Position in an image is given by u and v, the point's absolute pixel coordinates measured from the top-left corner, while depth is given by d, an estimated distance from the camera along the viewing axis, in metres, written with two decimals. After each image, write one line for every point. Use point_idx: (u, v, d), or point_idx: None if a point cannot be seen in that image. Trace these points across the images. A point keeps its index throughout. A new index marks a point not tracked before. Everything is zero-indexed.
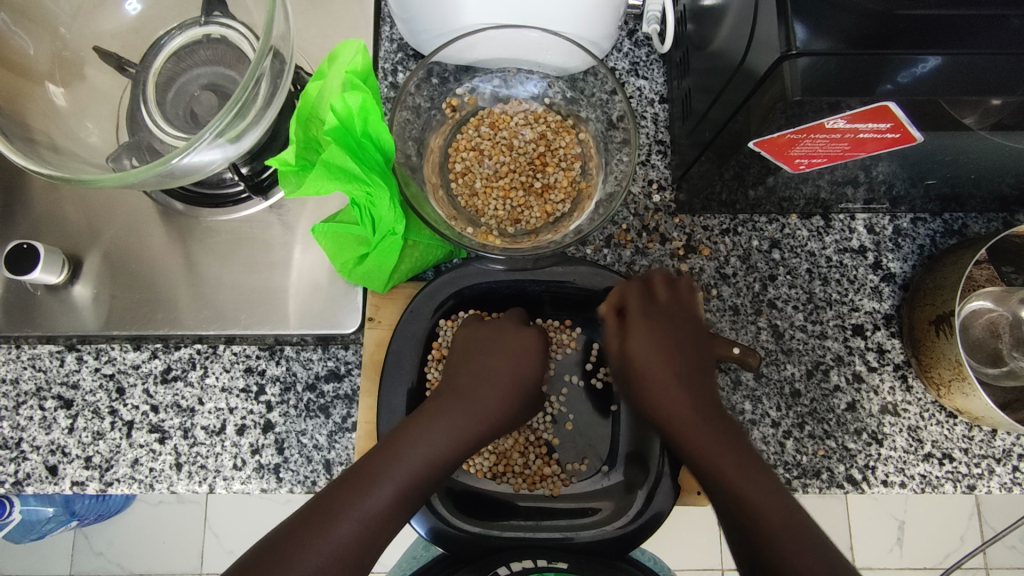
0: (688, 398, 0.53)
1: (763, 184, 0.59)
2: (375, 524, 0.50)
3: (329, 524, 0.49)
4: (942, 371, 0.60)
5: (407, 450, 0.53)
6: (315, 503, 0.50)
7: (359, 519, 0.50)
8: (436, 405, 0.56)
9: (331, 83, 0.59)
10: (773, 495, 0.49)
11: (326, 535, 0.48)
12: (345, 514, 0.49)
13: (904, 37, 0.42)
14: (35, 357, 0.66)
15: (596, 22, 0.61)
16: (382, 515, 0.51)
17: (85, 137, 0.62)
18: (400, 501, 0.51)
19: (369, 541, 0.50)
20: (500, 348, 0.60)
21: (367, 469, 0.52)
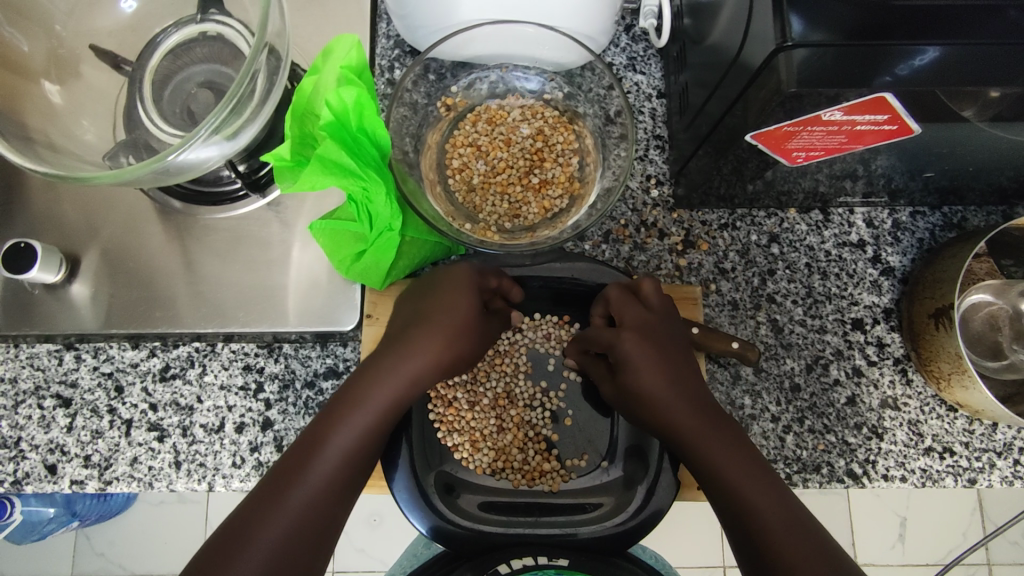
0: (678, 402, 0.55)
1: (761, 178, 0.59)
2: (328, 491, 0.51)
3: (274, 509, 0.49)
4: (941, 364, 0.60)
5: (351, 414, 0.53)
6: (267, 480, 0.50)
7: (309, 489, 0.50)
8: (379, 363, 0.56)
9: (325, 77, 0.59)
10: (765, 486, 0.51)
11: (277, 510, 0.49)
12: (296, 485, 0.50)
13: (901, 29, 0.42)
14: (33, 356, 0.66)
15: (592, 16, 0.61)
16: (322, 491, 0.50)
17: (81, 135, 0.62)
18: (347, 466, 0.52)
19: (326, 510, 0.50)
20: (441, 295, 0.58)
21: (312, 438, 0.52)
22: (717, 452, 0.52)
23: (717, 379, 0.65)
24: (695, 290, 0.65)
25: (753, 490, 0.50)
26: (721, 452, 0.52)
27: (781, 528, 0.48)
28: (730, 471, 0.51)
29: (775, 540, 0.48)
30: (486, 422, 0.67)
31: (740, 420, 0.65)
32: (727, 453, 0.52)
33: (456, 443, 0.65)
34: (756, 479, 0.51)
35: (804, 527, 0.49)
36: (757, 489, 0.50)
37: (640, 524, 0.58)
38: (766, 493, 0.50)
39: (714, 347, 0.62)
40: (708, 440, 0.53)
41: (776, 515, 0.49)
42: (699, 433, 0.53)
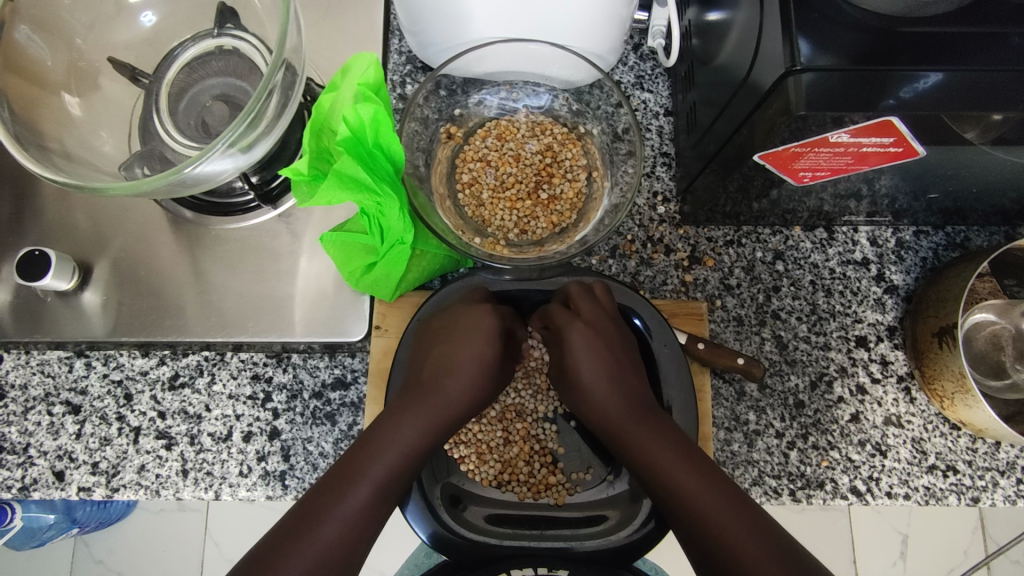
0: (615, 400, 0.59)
1: (767, 197, 0.60)
2: (358, 523, 0.52)
3: (314, 524, 0.51)
4: (945, 383, 0.61)
5: (380, 451, 0.55)
6: (298, 509, 0.51)
7: (341, 519, 0.52)
8: (399, 409, 0.58)
9: (343, 95, 0.60)
10: (721, 496, 0.51)
11: (310, 539, 0.50)
12: (327, 515, 0.51)
13: (906, 54, 0.43)
14: (44, 363, 0.67)
15: (602, 36, 0.62)
16: (363, 512, 0.53)
17: (98, 146, 0.63)
18: (378, 497, 0.54)
19: (357, 537, 0.52)
20: (462, 341, 0.61)
21: (340, 474, 0.54)
22: (650, 442, 0.55)
23: (721, 395, 0.66)
24: (700, 306, 0.66)
25: (693, 478, 0.52)
26: (651, 447, 0.55)
27: (715, 508, 0.50)
28: (660, 459, 0.54)
29: (714, 528, 0.50)
30: (492, 434, 0.67)
31: (745, 435, 0.65)
32: (659, 445, 0.54)
33: (462, 455, 0.66)
34: (687, 463, 0.53)
35: (740, 503, 0.51)
36: (690, 475, 0.52)
37: (645, 537, 0.58)
38: (699, 480, 0.52)
39: (718, 363, 0.63)
40: (638, 435, 0.56)
41: (715, 502, 0.51)
42: (626, 421, 0.57)
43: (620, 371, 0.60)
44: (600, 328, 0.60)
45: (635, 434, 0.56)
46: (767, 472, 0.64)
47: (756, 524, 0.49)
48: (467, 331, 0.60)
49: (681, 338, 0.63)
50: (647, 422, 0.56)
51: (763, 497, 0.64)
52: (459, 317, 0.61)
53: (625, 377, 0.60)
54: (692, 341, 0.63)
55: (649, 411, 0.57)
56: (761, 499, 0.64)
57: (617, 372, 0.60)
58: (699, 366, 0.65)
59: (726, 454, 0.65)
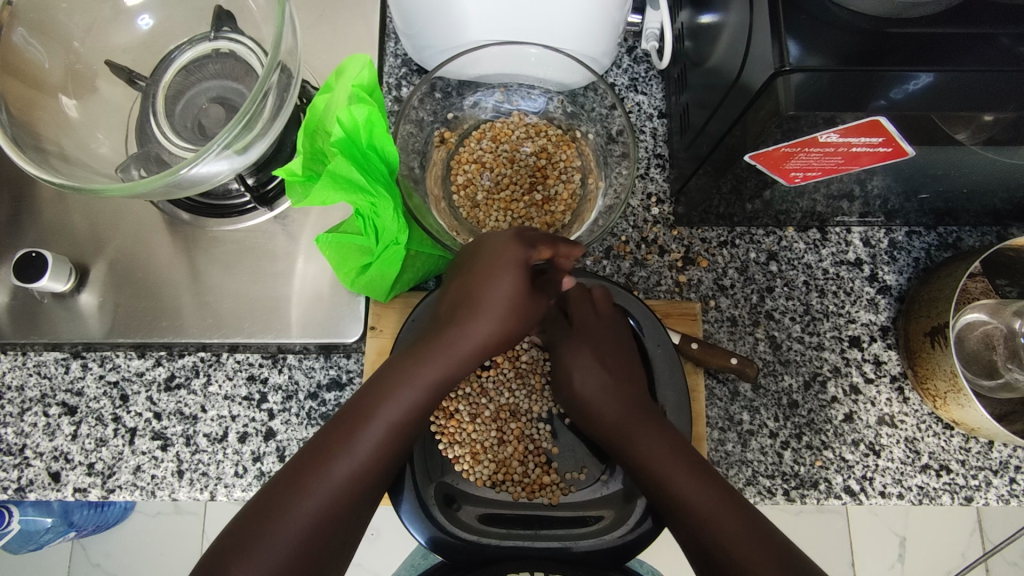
0: (611, 401, 0.61)
1: (760, 198, 0.61)
2: (341, 499, 0.52)
3: (295, 499, 0.51)
4: (937, 383, 0.61)
5: (377, 412, 0.53)
6: (263, 497, 0.51)
7: (325, 493, 0.51)
8: (400, 365, 0.55)
9: (337, 96, 0.61)
10: (716, 493, 0.54)
11: (285, 517, 0.50)
12: (305, 491, 0.51)
13: (895, 55, 0.44)
14: (40, 364, 0.67)
15: (596, 39, 0.62)
16: (353, 480, 0.52)
17: (96, 148, 0.64)
18: (370, 465, 0.53)
19: (343, 508, 0.52)
20: (484, 277, 0.54)
21: (332, 437, 0.53)
22: (644, 441, 0.57)
23: (715, 395, 0.66)
24: (694, 306, 0.66)
25: (694, 480, 0.55)
26: (656, 453, 0.56)
27: (713, 512, 0.53)
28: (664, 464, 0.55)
29: (711, 531, 0.53)
30: (487, 434, 0.67)
31: (739, 435, 0.65)
32: (662, 449, 0.56)
33: (456, 455, 0.66)
34: (690, 469, 0.55)
35: (736, 503, 0.54)
36: (691, 478, 0.55)
37: (637, 538, 0.59)
38: (689, 475, 0.55)
39: (712, 363, 0.63)
40: (644, 440, 0.57)
41: (713, 505, 0.54)
42: (624, 423, 0.59)
43: (614, 373, 0.63)
44: (591, 334, 0.64)
45: (639, 439, 0.58)
46: (761, 471, 0.65)
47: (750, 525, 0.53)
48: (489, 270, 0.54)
49: (675, 338, 0.63)
50: (654, 429, 0.58)
51: (757, 496, 0.64)
52: (484, 248, 0.54)
53: (621, 381, 0.62)
54: (685, 341, 0.63)
55: (654, 418, 0.59)
56: (756, 499, 0.64)
57: (616, 380, 0.62)
58: (692, 366, 0.65)
59: (720, 454, 0.65)
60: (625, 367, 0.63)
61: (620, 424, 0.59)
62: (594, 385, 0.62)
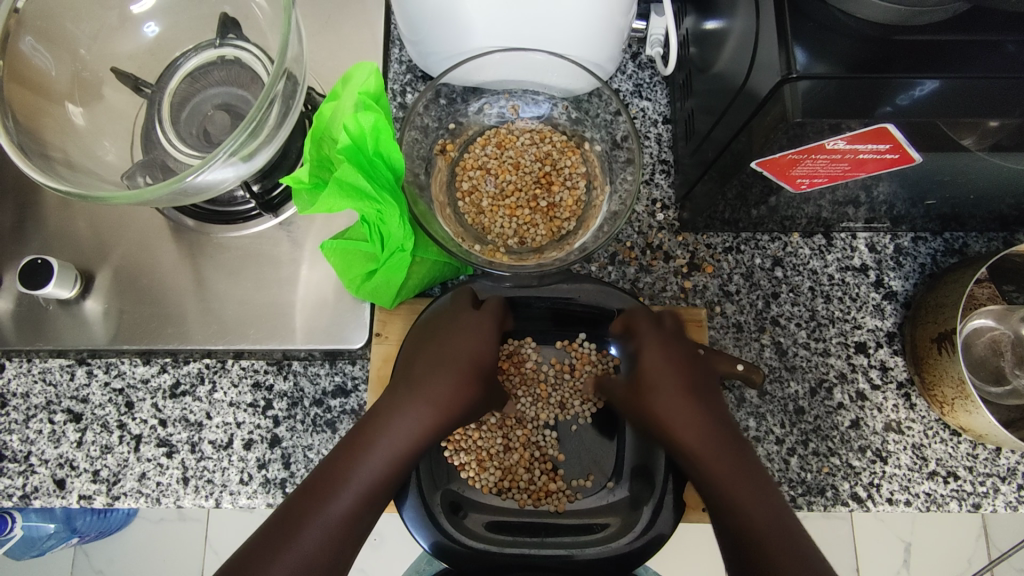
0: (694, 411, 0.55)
1: (766, 204, 0.60)
2: (341, 529, 0.51)
3: (297, 530, 0.49)
4: (944, 389, 0.61)
5: (366, 451, 0.54)
6: (278, 516, 0.50)
7: (324, 524, 0.50)
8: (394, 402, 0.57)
9: (343, 103, 0.61)
10: (776, 521, 0.49)
11: (291, 546, 0.48)
12: (308, 522, 0.50)
13: (901, 61, 0.44)
14: (46, 370, 0.67)
15: (601, 45, 0.62)
16: (345, 519, 0.51)
17: (102, 155, 0.64)
18: (362, 504, 0.52)
19: (340, 546, 0.50)
20: (460, 338, 0.60)
21: (326, 478, 0.52)
22: (706, 451, 0.53)
23: None
24: (699, 312, 0.66)
25: (746, 489, 0.51)
26: (718, 457, 0.52)
27: (762, 519, 0.49)
28: (725, 468, 0.52)
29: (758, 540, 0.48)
30: (492, 441, 0.67)
31: (745, 442, 0.65)
32: (725, 450, 0.53)
33: (462, 462, 0.65)
34: (746, 479, 0.51)
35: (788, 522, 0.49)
36: (745, 485, 0.51)
37: (645, 545, 0.58)
38: (750, 492, 0.51)
39: (718, 369, 0.63)
40: (710, 441, 0.53)
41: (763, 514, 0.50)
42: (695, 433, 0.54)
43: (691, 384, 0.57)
44: (677, 347, 0.58)
45: (701, 439, 0.54)
46: None
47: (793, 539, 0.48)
48: (463, 335, 0.60)
49: None
50: (724, 434, 0.54)
51: None
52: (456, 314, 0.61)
53: (699, 396, 0.56)
54: None
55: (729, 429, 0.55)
56: None
57: (689, 399, 0.56)
58: None
59: None
60: (701, 388, 0.57)
61: (691, 430, 0.54)
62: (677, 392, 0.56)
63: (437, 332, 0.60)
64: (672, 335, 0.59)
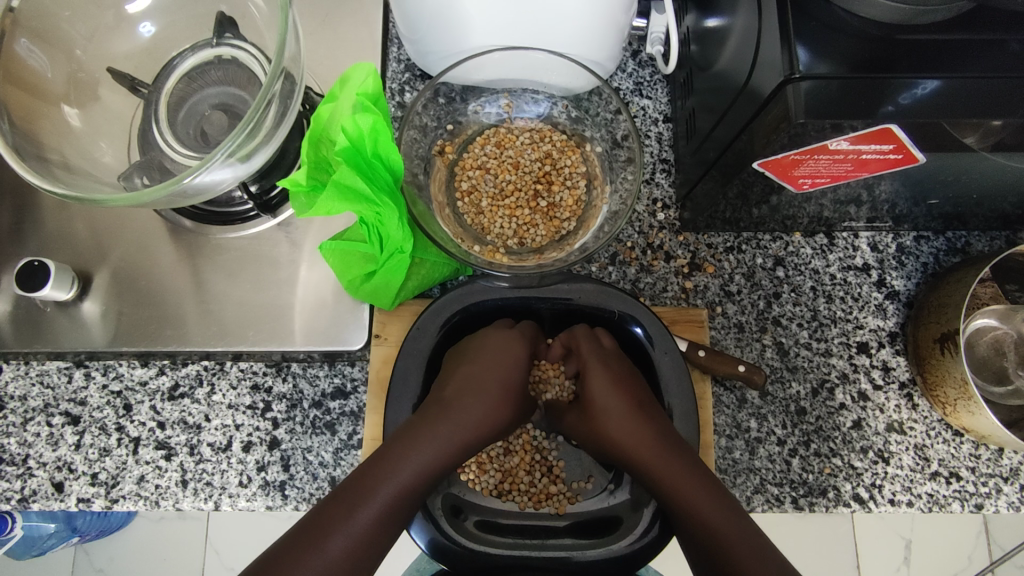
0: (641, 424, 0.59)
1: (767, 203, 0.60)
2: (366, 539, 0.52)
3: (324, 537, 0.51)
4: (947, 389, 0.60)
5: (395, 467, 0.55)
6: (306, 521, 0.52)
7: (349, 534, 0.52)
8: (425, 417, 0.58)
9: (341, 105, 0.60)
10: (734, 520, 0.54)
11: (317, 552, 0.50)
12: (335, 529, 0.51)
13: (904, 60, 0.43)
14: (43, 373, 0.67)
15: (601, 43, 0.62)
16: (369, 531, 0.53)
17: (98, 157, 0.63)
18: (388, 517, 0.53)
19: (363, 555, 0.52)
20: (490, 363, 0.62)
21: (357, 485, 0.54)
22: (657, 459, 0.57)
23: (723, 403, 0.65)
24: (701, 312, 0.65)
25: (703, 497, 0.54)
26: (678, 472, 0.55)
27: (720, 522, 0.54)
28: (683, 481, 0.55)
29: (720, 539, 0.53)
30: (492, 444, 0.67)
31: (746, 443, 0.65)
32: (680, 462, 0.56)
33: (462, 465, 0.66)
34: (703, 486, 0.55)
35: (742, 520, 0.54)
36: (702, 493, 0.55)
37: (646, 546, 0.58)
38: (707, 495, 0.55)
39: (720, 370, 0.62)
40: (663, 455, 0.56)
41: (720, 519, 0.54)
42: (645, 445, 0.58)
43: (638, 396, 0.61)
44: (615, 360, 0.63)
45: (653, 453, 0.57)
46: (769, 479, 0.64)
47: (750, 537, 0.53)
48: (494, 360, 0.63)
49: (682, 345, 0.63)
50: (675, 443, 0.57)
51: (765, 505, 0.64)
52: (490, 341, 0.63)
53: (648, 408, 0.60)
54: (693, 348, 0.63)
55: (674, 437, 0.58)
56: (764, 507, 0.64)
57: (637, 411, 0.60)
58: (700, 374, 0.65)
59: (728, 462, 0.64)
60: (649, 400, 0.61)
61: (642, 441, 0.58)
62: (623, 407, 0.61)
63: (470, 358, 0.63)
64: (610, 353, 0.63)
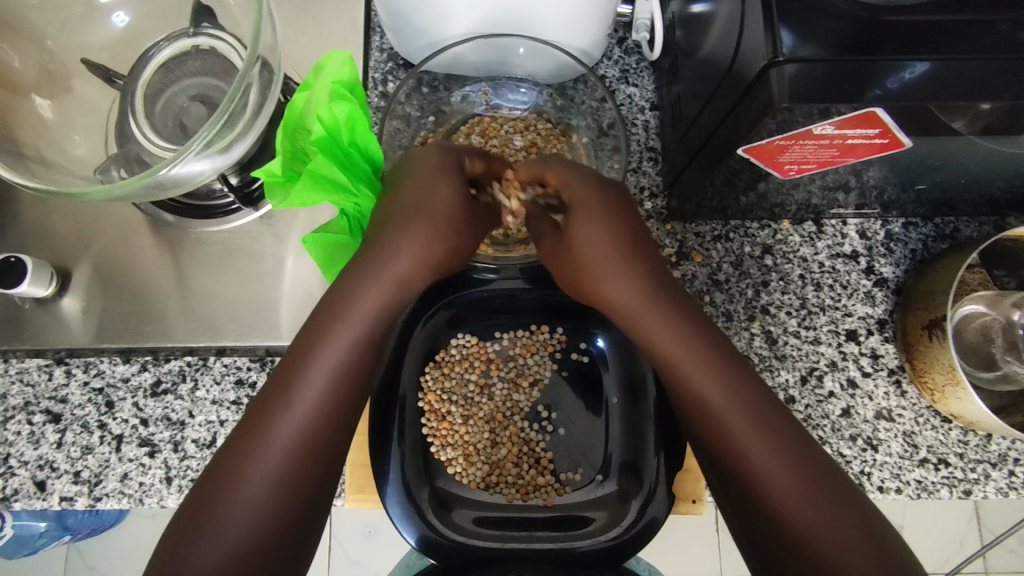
0: (664, 319, 0.49)
1: (754, 190, 0.59)
2: (285, 484, 0.44)
3: (236, 479, 0.43)
4: (935, 376, 0.60)
5: (308, 373, 0.46)
6: (221, 458, 0.45)
7: (262, 473, 0.44)
8: (328, 324, 0.47)
9: (317, 93, 0.59)
10: (781, 458, 0.45)
11: (237, 478, 0.43)
12: (248, 466, 0.44)
13: (890, 43, 0.42)
14: (23, 371, 0.66)
15: (586, 29, 0.60)
16: (288, 473, 0.44)
17: (73, 150, 0.62)
18: (305, 456, 0.45)
19: (282, 504, 0.44)
20: (415, 194, 0.50)
21: (268, 414, 0.45)
22: (688, 366, 0.48)
23: None
24: None
25: (729, 413, 0.46)
26: (704, 383, 0.47)
27: (760, 461, 0.45)
28: (711, 397, 0.47)
29: (757, 480, 0.45)
30: (479, 436, 0.67)
31: None
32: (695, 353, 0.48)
33: (449, 458, 0.65)
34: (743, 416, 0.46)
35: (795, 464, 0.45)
36: (717, 387, 0.47)
37: (636, 536, 0.58)
38: (741, 419, 0.46)
39: None
40: (689, 365, 0.48)
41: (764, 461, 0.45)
42: (679, 350, 0.48)
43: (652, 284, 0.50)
44: (619, 223, 0.51)
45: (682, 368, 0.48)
46: None
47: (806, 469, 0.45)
48: (420, 193, 0.50)
49: None
50: (689, 335, 0.48)
51: None
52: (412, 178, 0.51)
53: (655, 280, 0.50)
54: None
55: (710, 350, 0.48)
56: None
57: (654, 301, 0.50)
58: None
59: None
60: (640, 254, 0.51)
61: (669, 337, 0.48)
62: (641, 305, 0.50)
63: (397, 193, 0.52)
64: (608, 202, 0.52)
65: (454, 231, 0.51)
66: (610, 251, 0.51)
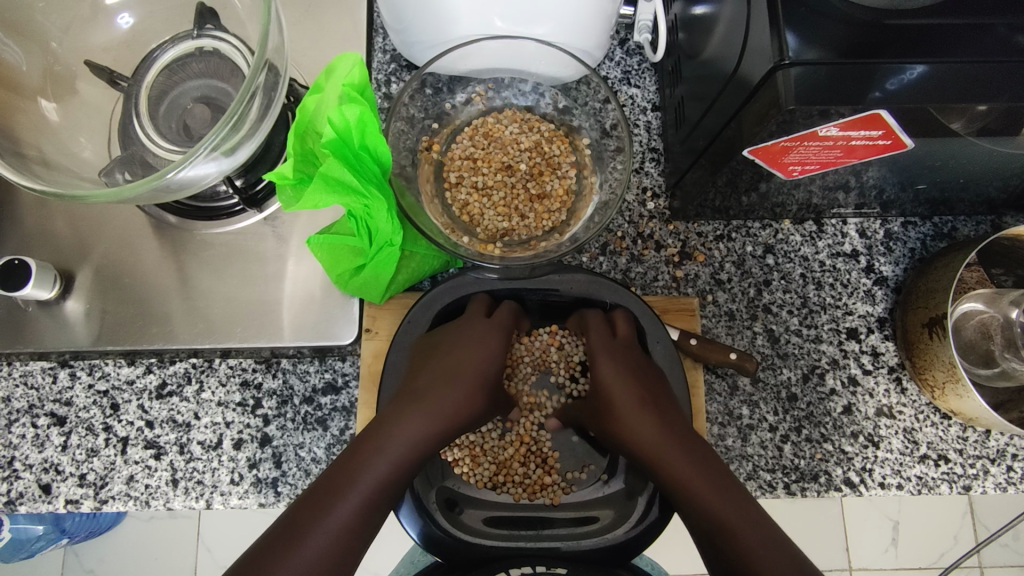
0: (650, 412, 0.58)
1: (757, 191, 0.60)
2: (342, 537, 0.51)
3: (302, 535, 0.50)
4: (935, 373, 0.61)
5: (372, 454, 0.55)
6: (287, 518, 0.51)
7: (327, 531, 0.51)
8: (395, 409, 0.58)
9: (327, 96, 0.59)
10: (753, 523, 0.52)
11: (296, 547, 0.49)
12: (315, 526, 0.51)
13: (892, 47, 0.43)
14: (27, 374, 0.66)
15: (589, 31, 0.61)
16: (346, 530, 0.52)
17: (78, 152, 0.62)
18: (367, 509, 0.53)
19: (341, 553, 0.51)
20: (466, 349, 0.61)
21: (331, 483, 0.53)
22: (677, 453, 0.56)
23: (715, 390, 0.66)
24: (692, 302, 0.66)
25: (710, 486, 0.54)
26: (677, 456, 0.55)
27: (737, 525, 0.52)
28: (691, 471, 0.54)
29: (730, 537, 0.52)
30: (486, 435, 0.66)
31: (739, 430, 0.65)
32: (683, 448, 0.56)
33: (456, 458, 0.65)
34: (713, 485, 0.54)
35: (770, 531, 0.51)
36: (695, 463, 0.55)
37: (642, 534, 0.59)
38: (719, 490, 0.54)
39: (712, 359, 0.63)
40: (672, 447, 0.56)
41: (733, 513, 0.52)
42: (668, 440, 0.57)
43: (643, 376, 0.60)
44: (623, 347, 0.61)
45: (658, 449, 0.57)
46: (761, 466, 0.65)
47: (765, 527, 0.51)
48: (468, 345, 0.61)
49: (674, 334, 0.63)
50: (673, 434, 0.57)
51: (758, 491, 0.64)
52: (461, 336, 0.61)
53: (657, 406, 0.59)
54: (685, 337, 0.63)
55: (677, 426, 0.57)
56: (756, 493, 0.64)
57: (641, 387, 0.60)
58: (692, 362, 0.65)
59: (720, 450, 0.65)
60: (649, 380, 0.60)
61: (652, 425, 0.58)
62: (628, 394, 0.60)
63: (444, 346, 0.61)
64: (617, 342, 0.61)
65: (496, 338, 0.62)
66: (625, 361, 0.60)
